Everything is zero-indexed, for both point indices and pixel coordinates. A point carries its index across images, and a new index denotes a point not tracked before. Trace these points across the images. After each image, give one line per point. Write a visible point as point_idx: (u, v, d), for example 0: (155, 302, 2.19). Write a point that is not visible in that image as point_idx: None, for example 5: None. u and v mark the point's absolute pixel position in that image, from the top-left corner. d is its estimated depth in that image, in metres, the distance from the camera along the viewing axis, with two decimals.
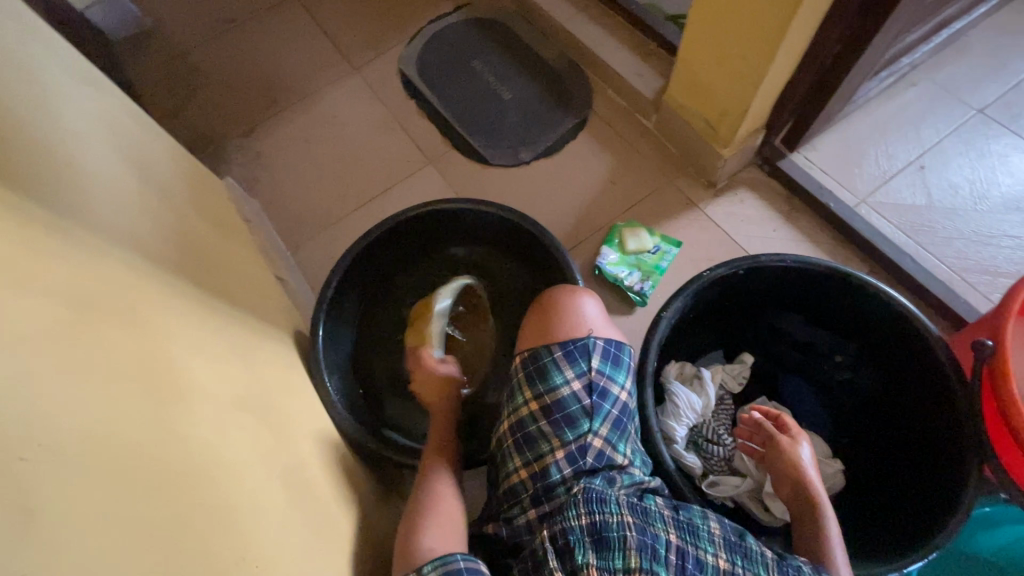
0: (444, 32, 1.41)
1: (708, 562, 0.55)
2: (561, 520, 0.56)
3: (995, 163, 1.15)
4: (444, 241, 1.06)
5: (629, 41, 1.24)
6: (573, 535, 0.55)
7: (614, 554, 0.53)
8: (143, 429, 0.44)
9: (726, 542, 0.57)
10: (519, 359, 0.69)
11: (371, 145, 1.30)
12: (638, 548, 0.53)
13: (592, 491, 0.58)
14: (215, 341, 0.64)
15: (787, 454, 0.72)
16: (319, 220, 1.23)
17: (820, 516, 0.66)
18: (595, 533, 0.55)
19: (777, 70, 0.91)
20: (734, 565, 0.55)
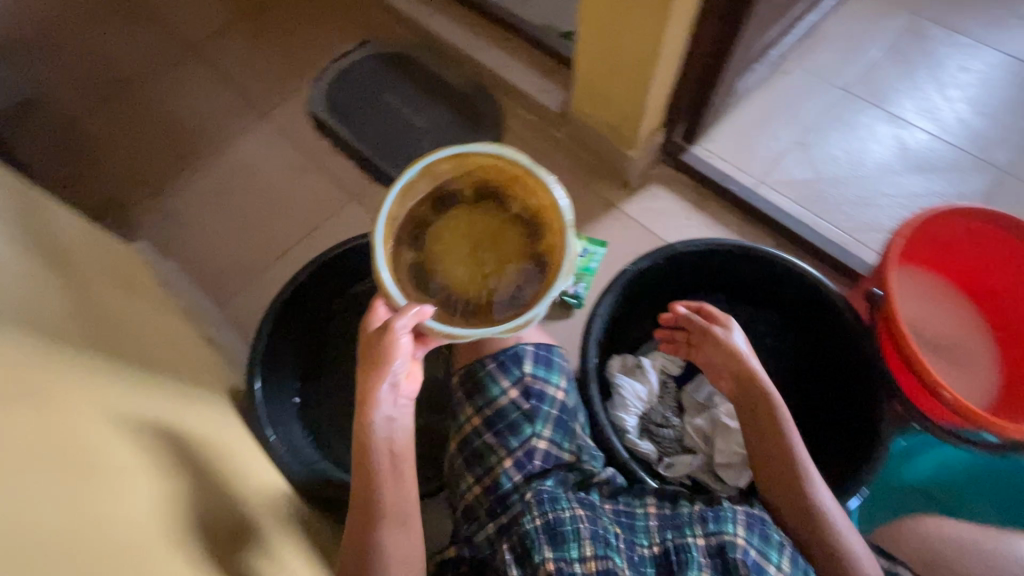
0: (350, 68, 1.42)
1: (645, 551, 0.59)
2: (518, 527, 0.59)
3: (864, 133, 1.29)
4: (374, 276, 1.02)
5: (530, 60, 1.30)
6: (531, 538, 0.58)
7: (568, 546, 0.57)
8: (57, 517, 0.41)
9: (660, 520, 0.62)
10: (456, 376, 0.71)
11: (289, 189, 1.28)
12: (590, 539, 0.57)
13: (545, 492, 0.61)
14: (137, 411, 0.60)
15: (724, 346, 0.74)
16: (244, 271, 1.19)
17: (773, 405, 0.69)
18: (549, 530, 0.58)
19: (662, 74, 0.99)
20: (666, 539, 0.59)
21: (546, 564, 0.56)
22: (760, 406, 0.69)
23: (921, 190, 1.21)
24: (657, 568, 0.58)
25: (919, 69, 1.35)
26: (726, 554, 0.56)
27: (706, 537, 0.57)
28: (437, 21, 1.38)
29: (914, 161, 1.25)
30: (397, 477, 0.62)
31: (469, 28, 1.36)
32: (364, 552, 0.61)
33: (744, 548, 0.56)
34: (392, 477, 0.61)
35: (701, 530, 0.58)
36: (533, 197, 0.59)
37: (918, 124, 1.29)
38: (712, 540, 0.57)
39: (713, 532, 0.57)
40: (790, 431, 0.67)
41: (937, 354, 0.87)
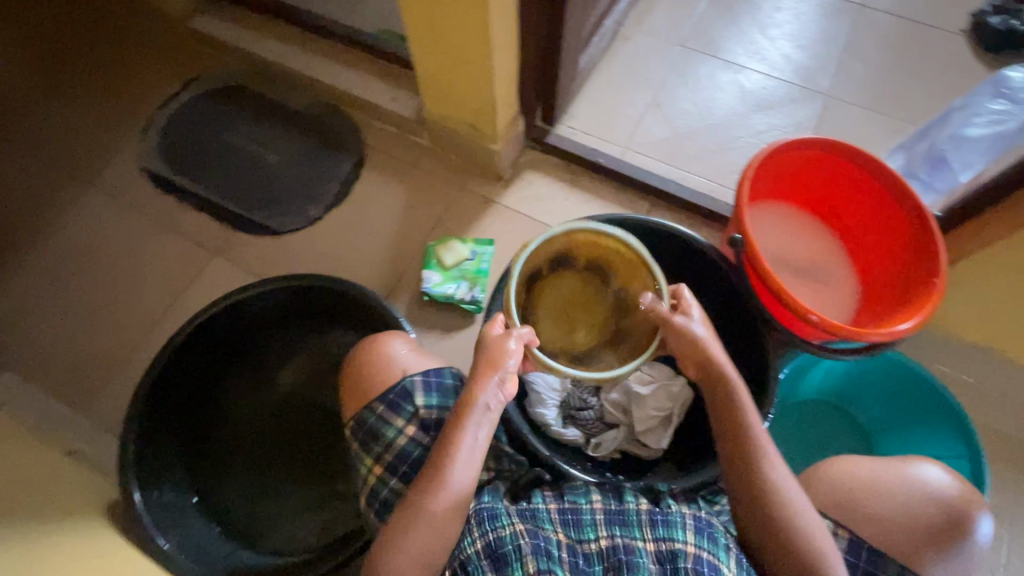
0: (180, 111, 1.28)
1: (592, 549, 0.59)
2: (459, 552, 0.60)
3: (707, 84, 1.36)
4: (253, 335, 0.92)
5: (375, 70, 1.24)
6: (473, 564, 0.58)
7: (511, 566, 0.56)
8: None
9: (607, 517, 0.61)
10: (349, 428, 0.67)
11: (139, 259, 1.14)
12: (531, 553, 0.56)
13: (484, 510, 0.62)
14: None
15: (680, 336, 0.68)
16: (104, 362, 1.05)
17: (738, 400, 0.65)
18: (491, 553, 0.58)
19: (501, 65, 0.98)
20: (613, 537, 0.60)
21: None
22: (727, 404, 0.65)
23: (765, 127, 1.31)
24: (604, 565, 0.58)
25: (741, 15, 1.45)
26: (674, 558, 0.57)
27: (655, 542, 0.59)
28: (267, 45, 1.28)
29: (754, 101, 1.34)
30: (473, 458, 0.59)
31: (303, 48, 1.28)
32: (407, 518, 0.57)
33: (694, 555, 0.57)
34: (467, 458, 0.59)
35: (650, 534, 0.59)
36: (632, 284, 0.73)
37: (750, 67, 1.39)
38: (661, 546, 0.58)
39: (662, 538, 0.59)
40: (755, 424, 0.64)
41: (802, 277, 0.95)
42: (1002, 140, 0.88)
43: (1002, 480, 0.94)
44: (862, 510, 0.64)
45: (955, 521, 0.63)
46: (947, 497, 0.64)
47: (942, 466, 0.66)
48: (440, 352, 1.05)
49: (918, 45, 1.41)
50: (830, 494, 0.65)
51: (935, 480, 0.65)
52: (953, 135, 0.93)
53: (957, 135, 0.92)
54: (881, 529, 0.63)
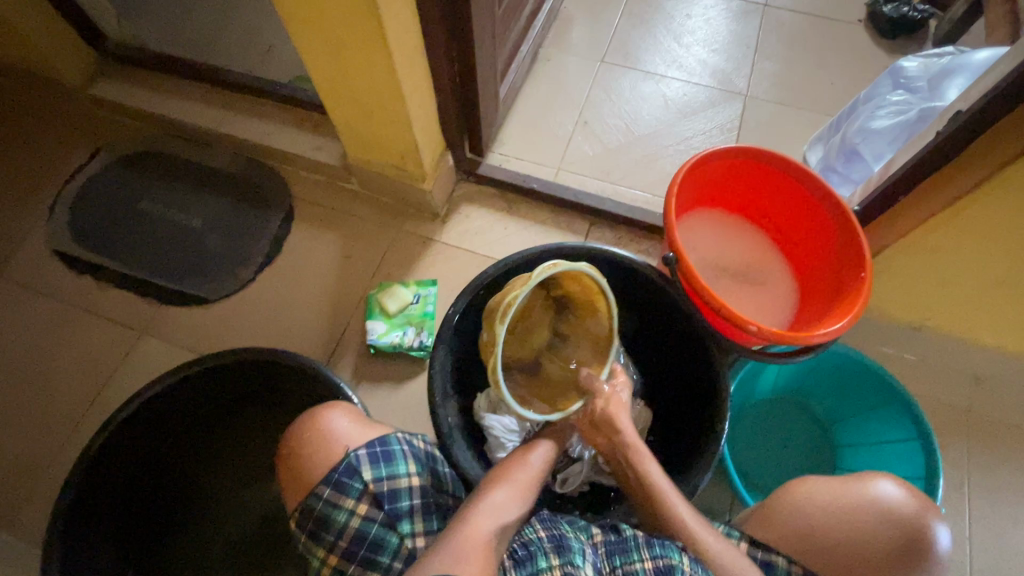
0: (89, 184, 1.21)
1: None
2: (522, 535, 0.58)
3: (631, 96, 1.38)
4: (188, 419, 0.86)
5: (294, 120, 1.20)
6: (534, 545, 0.57)
7: (575, 554, 0.56)
8: None
9: (607, 549, 0.59)
10: (293, 518, 0.62)
11: (57, 348, 1.06)
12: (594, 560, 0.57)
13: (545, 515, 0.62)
14: None
15: (613, 409, 0.69)
16: (27, 467, 0.96)
17: (640, 467, 0.66)
18: (556, 541, 0.57)
19: (418, 107, 0.96)
20: (615, 569, 0.57)
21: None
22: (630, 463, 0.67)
23: (691, 133, 1.34)
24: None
25: (656, 26, 1.48)
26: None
27: (653, 560, 0.56)
28: (176, 106, 1.23)
29: (677, 108, 1.37)
30: (518, 490, 0.62)
31: (215, 104, 1.23)
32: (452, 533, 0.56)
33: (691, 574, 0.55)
34: (509, 488, 0.61)
35: (647, 554, 0.57)
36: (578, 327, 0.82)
37: (670, 75, 1.42)
38: (659, 562, 0.56)
39: (659, 556, 0.56)
40: (658, 479, 0.65)
41: (741, 282, 0.96)
42: (904, 128, 0.90)
43: (951, 452, 0.97)
44: (823, 539, 0.63)
45: (913, 542, 0.62)
46: (903, 515, 0.63)
47: (897, 481, 0.66)
48: (394, 404, 1.01)
49: (823, 39, 1.48)
50: (792, 526, 0.65)
51: (890, 498, 0.64)
52: (861, 128, 0.97)
53: (865, 128, 0.96)
54: (841, 558, 0.63)
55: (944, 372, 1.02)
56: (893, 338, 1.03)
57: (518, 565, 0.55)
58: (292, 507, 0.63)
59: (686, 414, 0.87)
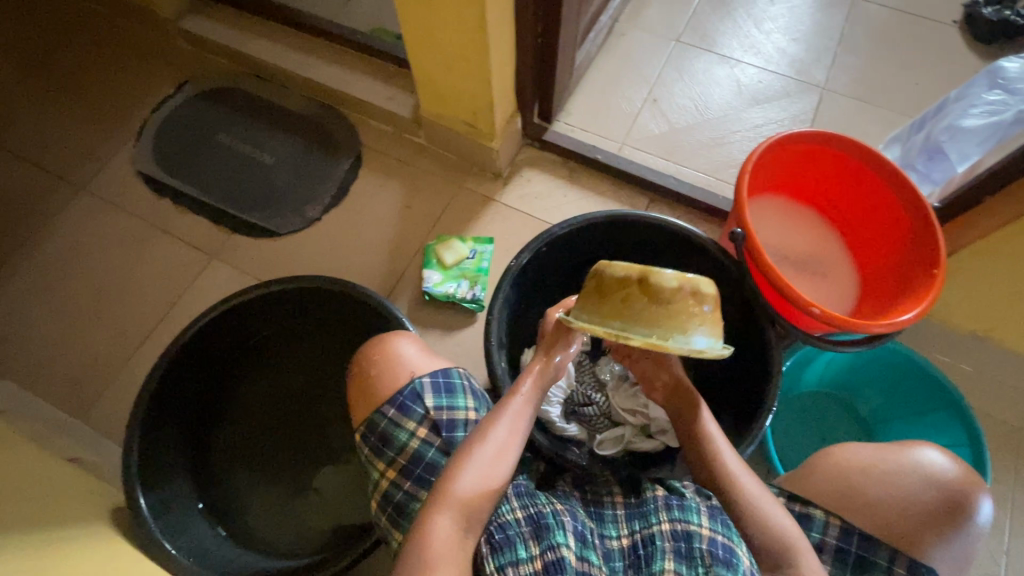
0: (173, 114, 1.27)
1: (613, 546, 0.59)
2: (498, 517, 0.58)
3: (704, 78, 1.36)
4: (256, 339, 0.92)
5: (370, 70, 1.23)
6: (511, 528, 0.56)
7: (554, 532, 0.55)
8: None
9: (628, 514, 0.62)
10: (358, 434, 0.64)
11: (137, 264, 1.13)
12: (574, 535, 0.57)
13: (523, 488, 0.63)
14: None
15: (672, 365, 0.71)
16: (102, 366, 1.04)
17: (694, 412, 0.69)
18: (533, 522, 0.57)
19: (499, 64, 0.97)
20: (634, 533, 0.59)
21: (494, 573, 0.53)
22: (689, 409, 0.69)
23: (761, 120, 1.31)
24: (626, 562, 0.57)
25: (736, 9, 1.45)
26: (690, 541, 0.55)
27: (671, 523, 0.57)
28: (259, 46, 1.27)
29: (750, 95, 1.34)
30: (518, 425, 0.61)
31: (296, 49, 1.27)
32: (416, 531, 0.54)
33: (709, 537, 0.56)
34: (510, 419, 0.61)
35: (665, 517, 0.58)
36: None
37: (746, 61, 1.39)
38: (676, 526, 0.57)
39: (677, 520, 0.57)
40: (710, 427, 0.67)
41: (802, 269, 0.95)
42: (998, 130, 0.86)
43: (1000, 465, 0.95)
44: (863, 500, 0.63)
45: (955, 504, 0.62)
46: (947, 481, 0.63)
47: (943, 451, 0.66)
48: (442, 351, 1.05)
49: (911, 36, 1.42)
50: (829, 484, 0.65)
51: (934, 465, 0.64)
52: (950, 126, 0.92)
53: (954, 125, 0.91)
54: (880, 518, 0.63)
55: (1000, 386, 1.00)
56: (951, 346, 1.01)
57: (497, 552, 0.54)
58: (357, 422, 0.65)
59: (734, 390, 0.88)
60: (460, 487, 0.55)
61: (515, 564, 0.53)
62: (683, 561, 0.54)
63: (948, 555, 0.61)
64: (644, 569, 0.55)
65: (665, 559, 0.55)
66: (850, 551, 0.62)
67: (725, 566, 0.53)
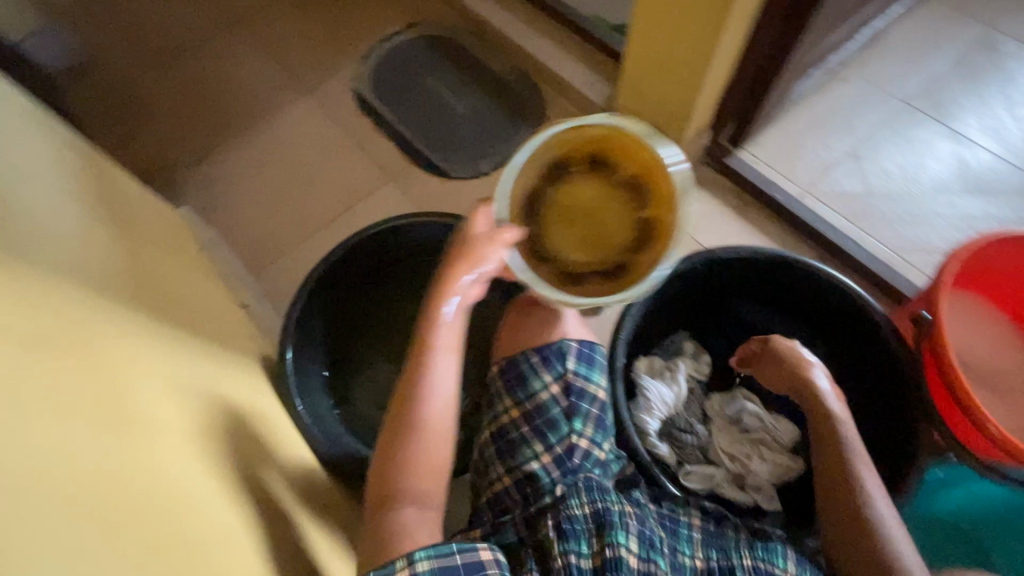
0: (395, 48, 1.42)
1: (687, 562, 0.59)
2: (566, 508, 0.57)
3: (923, 149, 1.22)
4: (413, 260, 1.02)
5: (577, 52, 1.28)
6: (579, 524, 0.55)
7: (616, 531, 0.55)
8: (91, 485, 0.42)
9: (704, 539, 0.62)
10: (497, 367, 0.70)
11: (330, 168, 1.29)
12: (637, 533, 0.56)
13: (591, 480, 0.60)
14: (170, 376, 0.61)
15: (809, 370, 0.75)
16: (279, 242, 1.21)
17: (826, 413, 0.71)
18: (598, 520, 0.56)
19: (715, 74, 0.96)
20: (710, 560, 0.60)
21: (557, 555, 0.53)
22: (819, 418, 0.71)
23: (978, 212, 1.16)
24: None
25: (988, 85, 1.28)
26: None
27: (754, 561, 0.59)
28: (485, 7, 1.37)
29: (974, 181, 1.19)
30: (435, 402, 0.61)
31: (518, 16, 1.35)
32: (384, 495, 0.58)
33: None
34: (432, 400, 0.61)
35: (749, 554, 0.59)
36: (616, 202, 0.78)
37: (980, 143, 1.23)
38: (760, 565, 0.58)
39: (761, 560, 0.59)
40: (846, 435, 0.69)
41: (980, 384, 0.84)
42: None
43: None
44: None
45: None
46: None
47: None
48: None
49: None
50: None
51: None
52: None
53: None
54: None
55: None
56: None
57: (562, 539, 0.54)
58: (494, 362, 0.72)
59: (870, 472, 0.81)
60: (405, 472, 0.59)
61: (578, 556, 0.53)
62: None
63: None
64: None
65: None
66: None
67: None
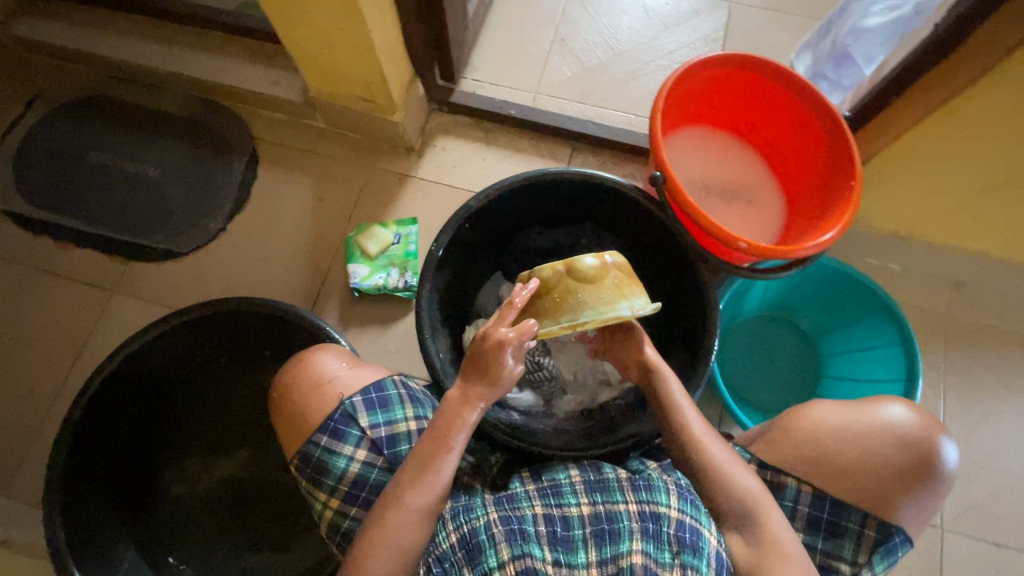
0: (28, 138, 1.11)
1: (573, 515, 0.58)
2: (433, 547, 0.57)
3: (611, 9, 1.27)
4: (205, 359, 0.87)
5: (247, 51, 1.10)
6: (448, 560, 0.56)
7: (486, 555, 0.55)
8: None
9: (587, 486, 0.61)
10: (293, 467, 0.64)
11: (30, 316, 1.02)
12: (506, 540, 0.55)
13: (459, 504, 0.60)
14: None
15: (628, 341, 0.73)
16: (16, 432, 0.95)
17: (667, 393, 0.67)
18: (466, 545, 0.56)
19: (380, 25, 0.87)
20: (596, 504, 0.59)
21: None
22: (667, 411, 0.66)
23: (674, 46, 1.25)
24: (587, 531, 0.57)
25: None
26: (659, 523, 0.56)
27: (638, 504, 0.57)
28: (110, 43, 1.11)
29: (659, 19, 1.27)
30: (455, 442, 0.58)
31: (156, 39, 1.11)
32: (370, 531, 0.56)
33: (677, 519, 0.57)
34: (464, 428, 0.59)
35: (632, 497, 0.58)
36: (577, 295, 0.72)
37: None
38: (644, 507, 0.57)
39: (646, 501, 0.58)
40: (687, 409, 0.66)
41: (731, 201, 0.94)
42: (898, 26, 0.83)
43: (930, 350, 1.01)
44: (833, 474, 0.68)
45: (919, 459, 0.67)
46: (906, 435, 0.68)
47: (902, 410, 0.70)
48: (386, 346, 1.00)
49: None
50: (801, 452, 0.69)
51: (899, 420, 0.69)
52: (854, 28, 0.90)
53: (858, 27, 0.89)
54: (849, 479, 0.68)
55: (927, 278, 1.04)
56: (876, 248, 1.03)
57: None
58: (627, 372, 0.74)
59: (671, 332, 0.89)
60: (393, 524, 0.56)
61: None
62: (651, 542, 0.55)
63: (915, 512, 0.68)
64: (609, 544, 0.56)
65: (632, 539, 0.55)
66: (823, 514, 0.69)
67: (692, 551, 0.55)
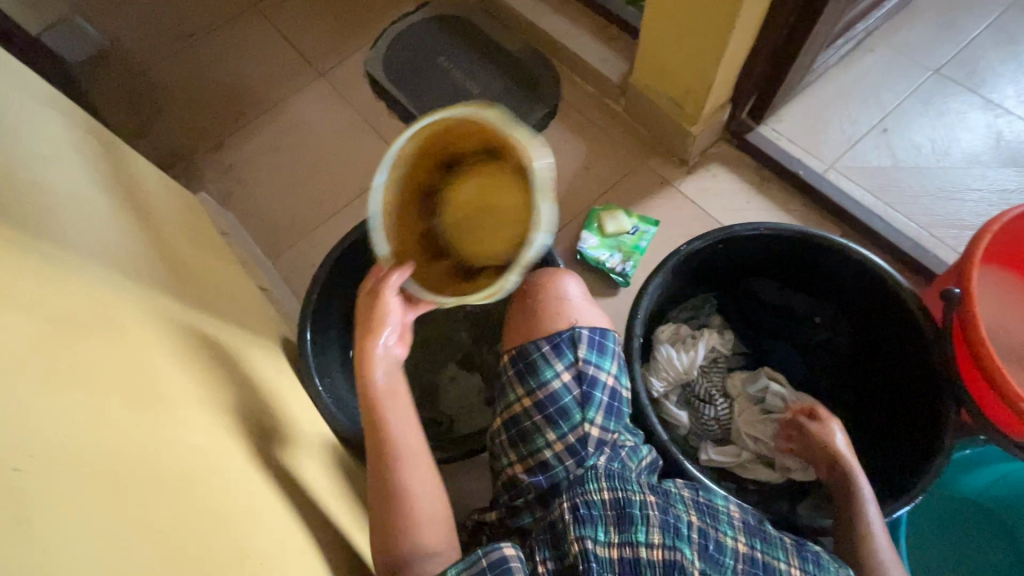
0: (407, 30, 1.39)
1: (728, 543, 0.58)
2: (583, 491, 0.59)
3: (955, 121, 1.17)
4: None
5: (594, 28, 1.25)
6: (597, 510, 0.57)
7: (636, 528, 0.56)
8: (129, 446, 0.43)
9: (747, 527, 0.61)
10: (506, 356, 0.72)
11: (344, 152, 1.29)
12: (659, 527, 0.56)
13: (614, 470, 0.62)
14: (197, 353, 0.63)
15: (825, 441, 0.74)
16: (296, 226, 1.23)
17: (855, 498, 0.66)
18: (617, 508, 0.57)
19: (736, 43, 0.93)
20: (754, 548, 0.58)
21: (572, 540, 0.56)
22: (848, 514, 0.65)
23: (1011, 184, 1.11)
24: (739, 565, 0.57)
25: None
26: None
27: (802, 573, 0.57)
28: None
29: (1008, 152, 1.13)
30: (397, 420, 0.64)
31: None
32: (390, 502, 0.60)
33: None
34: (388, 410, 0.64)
35: (797, 564, 0.58)
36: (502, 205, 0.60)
37: (1016, 113, 1.17)
38: None
39: (812, 575, 0.58)
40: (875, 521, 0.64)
41: (1016, 362, 0.81)
42: None
43: None
44: None
45: None
46: None
47: None
48: None
49: None
50: None
51: None
52: None
53: None
54: None
55: None
56: None
57: (579, 524, 0.56)
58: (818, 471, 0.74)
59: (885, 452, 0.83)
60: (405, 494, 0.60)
61: (593, 541, 0.56)
62: None
63: None
64: None
65: None
66: None
67: None
